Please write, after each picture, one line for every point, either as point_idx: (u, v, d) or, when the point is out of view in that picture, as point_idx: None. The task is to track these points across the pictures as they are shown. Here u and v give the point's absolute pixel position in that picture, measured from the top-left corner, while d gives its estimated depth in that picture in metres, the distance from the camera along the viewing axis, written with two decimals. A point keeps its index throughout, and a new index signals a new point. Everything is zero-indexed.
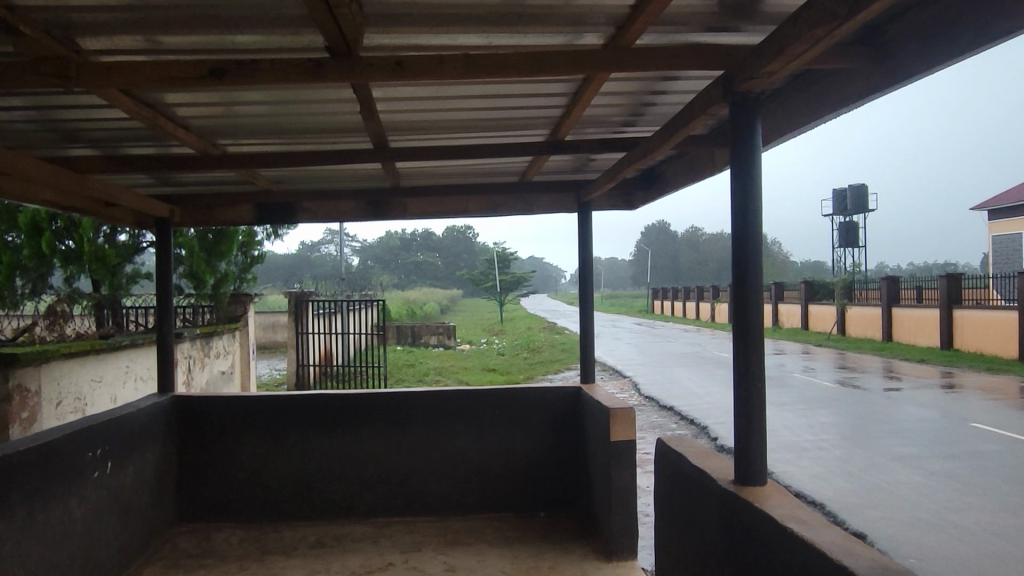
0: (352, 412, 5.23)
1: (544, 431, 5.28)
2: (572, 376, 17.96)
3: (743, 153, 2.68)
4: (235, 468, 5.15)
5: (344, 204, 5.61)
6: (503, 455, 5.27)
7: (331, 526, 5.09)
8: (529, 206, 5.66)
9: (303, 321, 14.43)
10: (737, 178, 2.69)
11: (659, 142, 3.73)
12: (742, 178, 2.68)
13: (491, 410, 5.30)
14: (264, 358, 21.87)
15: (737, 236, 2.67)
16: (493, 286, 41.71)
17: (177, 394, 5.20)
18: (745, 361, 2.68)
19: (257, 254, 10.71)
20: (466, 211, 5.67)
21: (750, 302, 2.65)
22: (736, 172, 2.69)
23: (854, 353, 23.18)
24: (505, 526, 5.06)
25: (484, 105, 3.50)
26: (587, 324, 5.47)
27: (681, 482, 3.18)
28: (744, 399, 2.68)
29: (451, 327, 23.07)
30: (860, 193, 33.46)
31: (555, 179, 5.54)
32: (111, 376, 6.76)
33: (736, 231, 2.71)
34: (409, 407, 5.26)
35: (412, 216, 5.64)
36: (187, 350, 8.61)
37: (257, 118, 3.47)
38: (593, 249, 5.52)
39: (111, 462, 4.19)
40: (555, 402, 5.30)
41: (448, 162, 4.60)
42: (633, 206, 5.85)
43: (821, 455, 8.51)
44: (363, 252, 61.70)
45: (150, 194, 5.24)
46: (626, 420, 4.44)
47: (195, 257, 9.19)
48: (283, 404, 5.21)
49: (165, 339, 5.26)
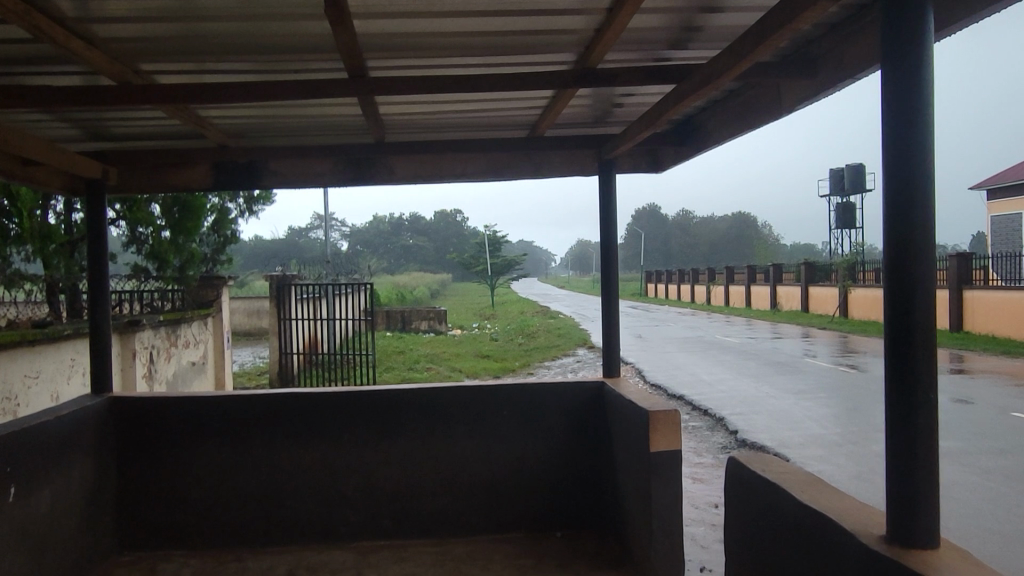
0: (331, 417, 4.34)
1: (562, 435, 4.41)
2: (571, 362, 17.18)
3: (904, 54, 1.83)
4: (190, 486, 4.25)
5: (319, 165, 4.68)
6: (515, 465, 4.39)
7: (305, 553, 4.20)
8: (538, 169, 4.75)
9: (286, 308, 13.47)
10: (891, 94, 1.85)
11: (726, 65, 2.82)
12: (899, 92, 1.84)
13: (496, 410, 4.41)
14: (247, 346, 20.89)
15: (894, 177, 1.84)
16: (485, 269, 40.74)
17: (116, 395, 4.27)
18: (908, 363, 1.82)
19: (232, 233, 10.05)
20: (465, 173, 4.74)
21: (915, 276, 1.82)
22: (889, 87, 1.86)
23: (859, 336, 22.47)
24: (518, 551, 4.18)
25: (498, 8, 2.57)
26: (612, 307, 4.64)
27: (780, 524, 2.31)
28: (907, 421, 1.82)
29: (443, 312, 22.15)
30: (858, 172, 32.70)
31: (571, 133, 4.63)
32: (52, 371, 5.84)
33: (891, 165, 1.86)
34: (399, 408, 4.37)
35: (401, 181, 4.74)
36: (149, 340, 7.62)
37: (181, 26, 2.53)
38: (617, 218, 4.62)
39: (16, 488, 3.27)
40: (575, 400, 4.43)
41: (446, 101, 3.68)
42: (661, 168, 4.97)
43: (857, 450, 7.71)
44: (353, 235, 60.60)
45: (79, 152, 4.27)
46: (671, 425, 3.55)
47: (156, 237, 8.23)
48: (248, 405, 4.31)
49: (103, 330, 4.34)
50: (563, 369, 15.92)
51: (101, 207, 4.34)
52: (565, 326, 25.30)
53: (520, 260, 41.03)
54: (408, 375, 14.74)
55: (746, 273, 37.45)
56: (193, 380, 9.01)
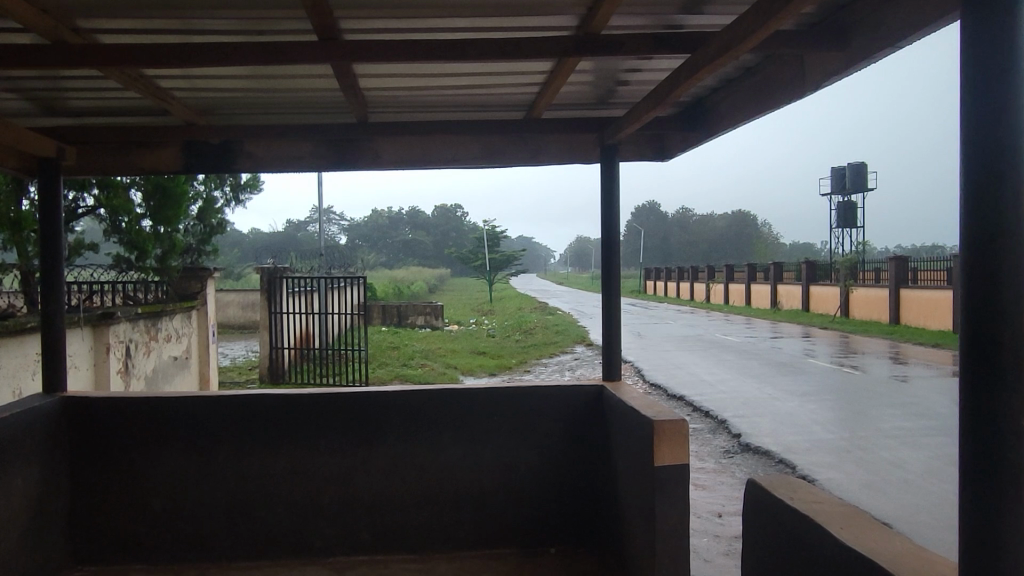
0: (305, 421, 3.98)
1: (557, 443, 4.07)
2: (568, 360, 16.84)
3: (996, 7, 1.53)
4: (149, 494, 3.90)
5: (296, 147, 4.32)
6: (506, 475, 4.04)
7: (276, 569, 3.85)
8: (535, 154, 4.38)
9: (277, 302, 13.06)
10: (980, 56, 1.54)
11: (749, 29, 2.46)
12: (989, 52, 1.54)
13: (487, 416, 4.06)
14: (240, 339, 20.50)
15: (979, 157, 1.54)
16: (484, 265, 40.38)
17: (69, 396, 3.92)
18: (993, 376, 1.53)
19: (219, 223, 9.71)
20: (456, 158, 4.37)
21: (1002, 274, 1.52)
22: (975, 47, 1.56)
23: (860, 336, 22.16)
24: (508, 569, 3.83)
25: None
26: (613, 304, 4.31)
27: (814, 564, 1.96)
28: (990, 446, 1.54)
29: (439, 307, 21.80)
30: (859, 171, 32.39)
31: (571, 115, 4.27)
32: (13, 366, 5.49)
33: (973, 142, 1.57)
34: (380, 412, 4.02)
35: (386, 166, 4.38)
36: (125, 334, 7.24)
37: None
38: (619, 208, 4.27)
39: None
40: (571, 405, 4.08)
41: (431, 72, 3.32)
42: (667, 156, 4.61)
43: (866, 457, 7.37)
44: (351, 229, 60.21)
45: (30, 128, 3.91)
46: (678, 438, 3.20)
47: (133, 226, 7.86)
48: (215, 407, 3.95)
49: (57, 323, 3.99)
50: (560, 368, 15.58)
51: (54, 189, 3.98)
52: (563, 322, 24.95)
53: (518, 255, 40.66)
54: (402, 371, 14.39)
55: (746, 271, 37.11)
56: (175, 376, 8.64)
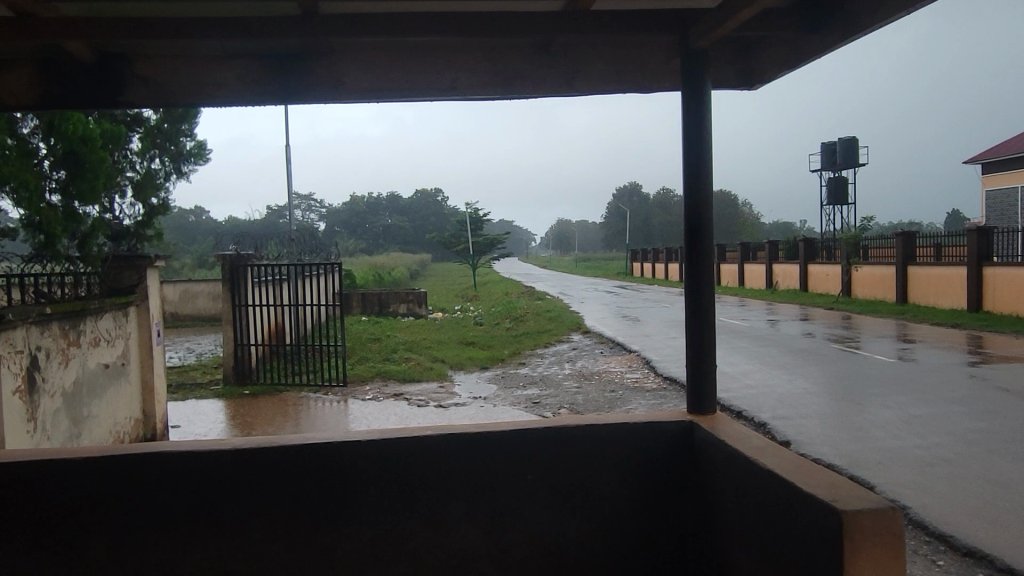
0: (246, 491, 2.67)
1: (620, 511, 2.75)
2: (565, 349, 15.43)
3: None
4: None
5: (216, 69, 3.02)
6: (549, 563, 2.72)
7: None
8: (568, 80, 3.11)
9: (243, 293, 11.38)
10: None
11: None
12: None
13: (516, 476, 2.73)
14: (208, 334, 18.77)
15: None
16: (466, 249, 38.63)
17: None
18: None
19: (159, 203, 8.33)
20: (453, 86, 3.07)
21: None
22: None
23: (867, 317, 20.89)
24: None
25: None
26: (703, 300, 2.97)
27: None
28: None
29: (422, 293, 20.23)
30: (849, 145, 31.10)
31: (629, 8, 2.85)
32: None
33: None
34: (358, 476, 2.69)
35: (351, 96, 3.08)
36: (23, 339, 5.63)
37: None
38: (709, 151, 2.91)
39: None
40: (639, 456, 2.78)
41: None
42: (759, 83, 3.33)
43: (957, 472, 6.00)
44: (329, 215, 58.26)
45: None
46: (877, 539, 1.77)
47: (37, 199, 6.20)
48: (102, 476, 2.65)
49: None
50: (559, 360, 14.14)
51: None
52: (555, 308, 23.47)
53: (501, 238, 39.00)
54: (383, 367, 12.82)
55: (738, 250, 35.71)
56: (107, 389, 7.02)
